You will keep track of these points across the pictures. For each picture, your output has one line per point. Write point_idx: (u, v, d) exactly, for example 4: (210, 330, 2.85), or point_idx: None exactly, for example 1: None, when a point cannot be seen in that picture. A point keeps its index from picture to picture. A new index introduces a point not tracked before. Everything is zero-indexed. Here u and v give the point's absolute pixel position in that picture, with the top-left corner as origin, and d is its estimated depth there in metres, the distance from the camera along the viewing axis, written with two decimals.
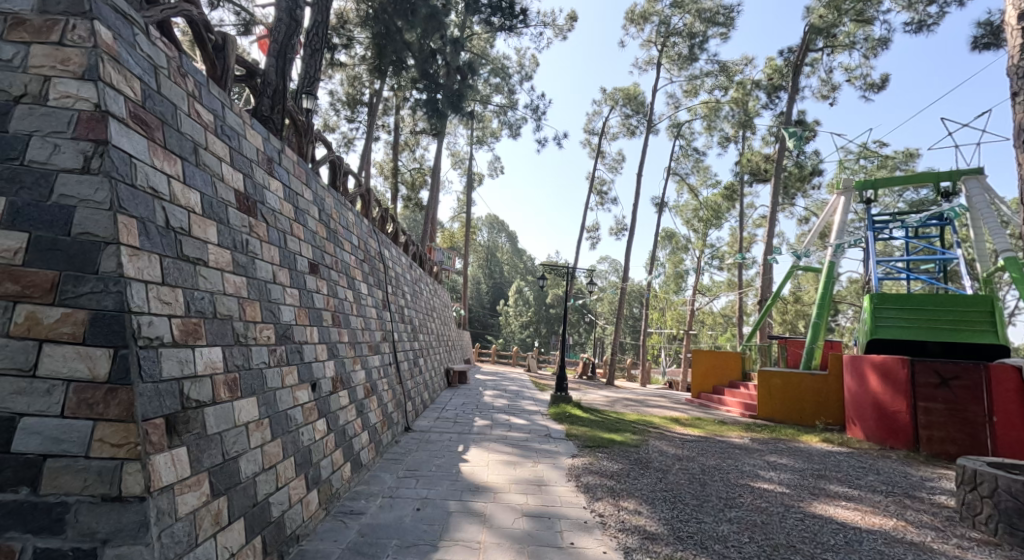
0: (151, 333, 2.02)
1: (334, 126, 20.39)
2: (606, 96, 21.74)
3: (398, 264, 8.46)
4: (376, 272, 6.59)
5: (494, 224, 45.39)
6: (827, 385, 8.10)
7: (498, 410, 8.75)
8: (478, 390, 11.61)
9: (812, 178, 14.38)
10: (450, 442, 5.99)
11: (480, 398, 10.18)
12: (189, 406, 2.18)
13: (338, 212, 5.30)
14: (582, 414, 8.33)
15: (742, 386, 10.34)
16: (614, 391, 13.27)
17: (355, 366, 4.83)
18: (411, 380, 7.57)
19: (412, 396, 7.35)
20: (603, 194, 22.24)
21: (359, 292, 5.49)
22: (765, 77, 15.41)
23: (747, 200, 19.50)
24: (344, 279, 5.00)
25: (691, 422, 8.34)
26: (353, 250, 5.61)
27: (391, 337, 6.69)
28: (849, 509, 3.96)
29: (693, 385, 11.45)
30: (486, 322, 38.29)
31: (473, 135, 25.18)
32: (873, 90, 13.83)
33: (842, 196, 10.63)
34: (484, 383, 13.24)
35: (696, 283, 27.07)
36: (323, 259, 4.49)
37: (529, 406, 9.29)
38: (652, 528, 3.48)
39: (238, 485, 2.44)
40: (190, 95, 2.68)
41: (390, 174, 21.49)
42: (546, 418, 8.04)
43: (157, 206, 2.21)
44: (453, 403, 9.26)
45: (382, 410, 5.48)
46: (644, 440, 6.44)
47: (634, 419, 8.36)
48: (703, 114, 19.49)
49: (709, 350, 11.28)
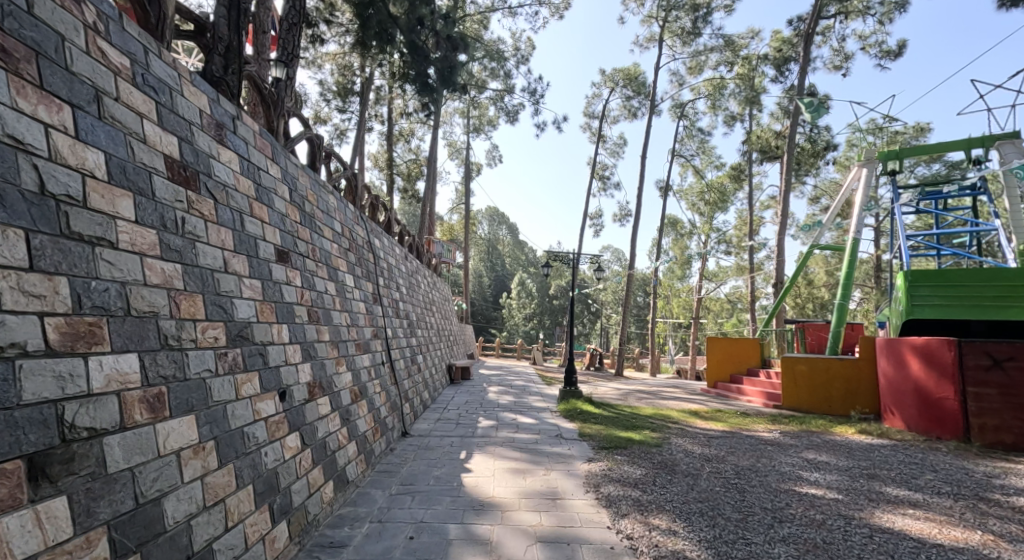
0: (4, 341, 1.56)
1: (327, 118, 19.87)
2: (605, 77, 21.10)
3: (391, 254, 7.87)
4: (364, 262, 5.98)
5: (493, 216, 44.99)
6: (858, 370, 7.47)
7: (503, 408, 8.17)
8: (482, 386, 11.06)
9: (824, 154, 13.69)
10: (451, 449, 5.39)
11: (484, 395, 9.60)
12: (75, 438, 1.69)
13: (315, 193, 4.67)
14: (595, 410, 7.73)
15: (761, 374, 9.75)
16: (623, 382, 12.69)
17: (339, 368, 4.24)
18: (408, 380, 6.96)
19: (410, 397, 6.76)
20: (605, 179, 21.64)
21: (343, 286, 4.91)
22: (773, 51, 14.75)
23: (755, 181, 18.87)
24: (323, 271, 4.40)
25: (711, 415, 7.75)
26: (334, 237, 4.98)
27: (384, 335, 6.11)
28: (920, 520, 3.36)
29: (708, 375, 10.84)
30: (489, 315, 37.76)
31: (470, 124, 24.58)
32: (889, 58, 13.18)
33: (864, 168, 9.96)
34: (489, 378, 12.70)
35: (701, 268, 26.48)
36: (296, 247, 3.89)
37: (536, 403, 8.69)
38: (693, 554, 2.88)
39: (161, 536, 1.89)
40: (89, 25, 2.07)
41: (386, 165, 20.96)
42: (556, 415, 7.46)
43: (23, 162, 1.71)
44: (455, 402, 8.68)
45: (373, 414, 4.89)
46: (665, 438, 5.84)
47: (650, 413, 7.77)
48: (708, 93, 18.97)
49: (724, 337, 10.65)
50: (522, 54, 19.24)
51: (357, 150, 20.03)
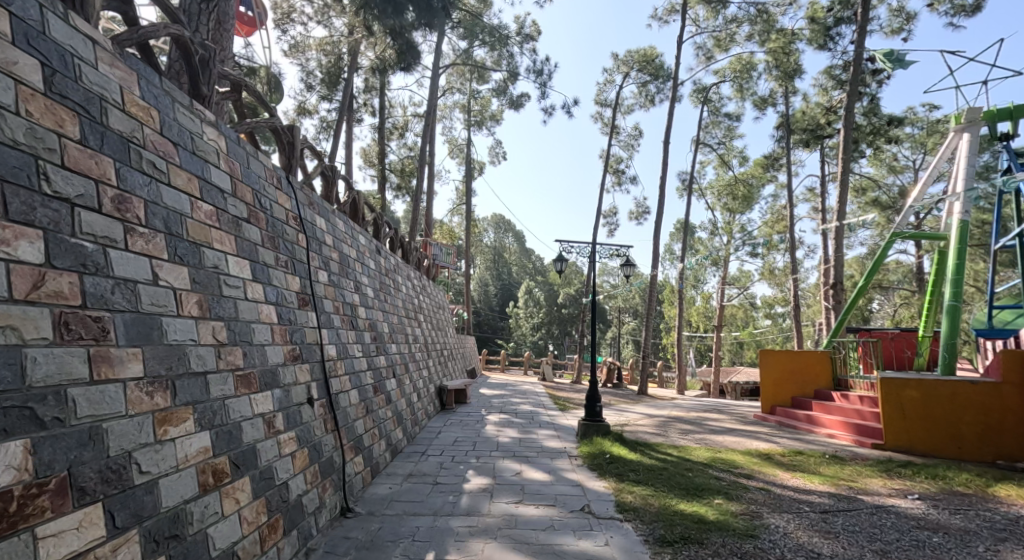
0: None
1: (313, 109, 18.11)
2: (618, 61, 19.22)
3: (350, 244, 5.79)
4: (279, 243, 3.86)
5: (499, 223, 43.44)
6: (998, 398, 5.44)
7: (503, 451, 6.04)
8: (479, 413, 8.93)
9: (886, 131, 11.50)
10: (413, 547, 3.27)
11: (481, 428, 7.48)
12: None
13: (152, 106, 2.58)
14: (630, 457, 5.58)
15: (839, 399, 7.56)
16: (651, 405, 10.52)
17: (163, 433, 2.14)
18: (363, 419, 4.84)
19: (364, 445, 4.64)
20: (619, 173, 19.57)
21: (213, 276, 2.83)
22: (817, 15, 12.67)
23: (791, 173, 16.76)
24: (149, 242, 2.33)
25: (791, 461, 5.59)
26: (201, 190, 2.90)
27: (314, 357, 4.01)
28: None
29: (763, 397, 8.67)
30: (495, 326, 35.45)
31: (470, 119, 22.68)
32: (963, 15, 11.02)
33: (965, 133, 7.60)
34: (489, 401, 10.59)
35: (722, 272, 24.32)
36: (38, 182, 1.87)
37: (548, 442, 6.56)
38: None
39: None
40: None
41: (378, 161, 19.09)
42: (577, 466, 5.34)
43: None
44: (441, 440, 6.56)
45: (266, 498, 2.81)
46: (752, 518, 3.70)
47: (704, 459, 5.65)
48: (734, 74, 17.13)
49: (782, 349, 8.46)
50: (526, 34, 17.38)
51: (345, 145, 18.20)
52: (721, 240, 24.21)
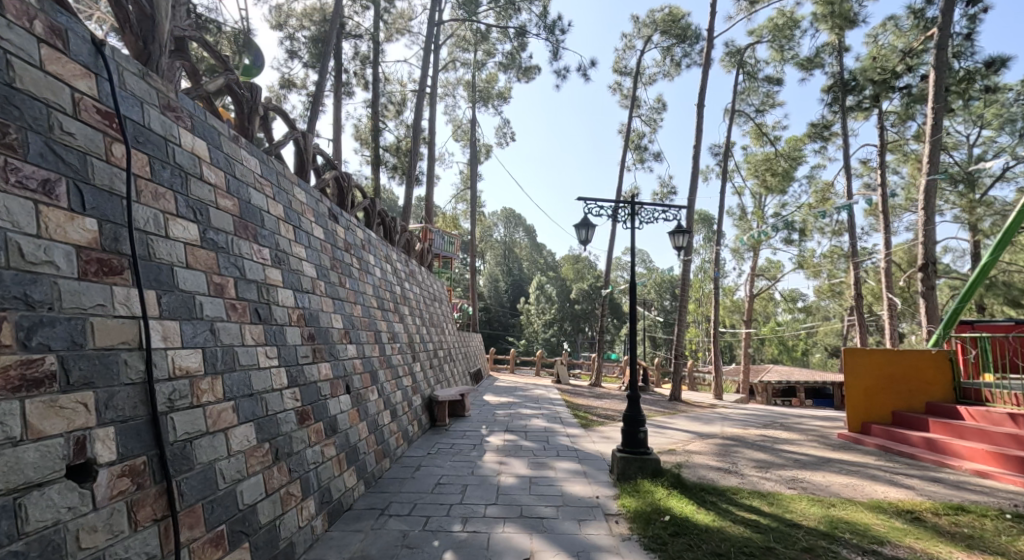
0: None
1: (299, 82, 16.14)
2: (640, 23, 17.09)
3: (265, 191, 3.76)
4: (24, 136, 1.90)
5: (510, 218, 41.39)
6: None
7: (505, 505, 4.00)
8: (478, 432, 6.90)
9: (983, 77, 9.24)
10: None
11: (478, 459, 5.46)
12: None
13: None
14: (705, 522, 3.55)
15: (974, 418, 5.45)
16: (695, 419, 8.40)
17: None
18: (262, 476, 2.83)
19: (252, 527, 2.64)
20: (641, 150, 17.43)
21: None
22: None
23: (842, 143, 14.53)
24: None
25: (957, 527, 3.56)
26: None
27: (117, 378, 2.04)
28: None
29: (849, 411, 6.61)
30: (506, 323, 33.25)
31: (475, 97, 20.62)
32: None
33: None
34: (493, 414, 8.57)
35: (752, 261, 22.09)
36: None
37: (573, 485, 4.52)
38: None
39: None
40: None
41: (372, 140, 17.07)
42: (624, 541, 3.32)
43: None
44: (417, 481, 4.56)
45: None
46: None
47: (816, 522, 3.62)
48: (772, 31, 14.92)
49: (878, 348, 6.36)
50: None
51: (336, 121, 16.20)
52: (752, 227, 21.99)
